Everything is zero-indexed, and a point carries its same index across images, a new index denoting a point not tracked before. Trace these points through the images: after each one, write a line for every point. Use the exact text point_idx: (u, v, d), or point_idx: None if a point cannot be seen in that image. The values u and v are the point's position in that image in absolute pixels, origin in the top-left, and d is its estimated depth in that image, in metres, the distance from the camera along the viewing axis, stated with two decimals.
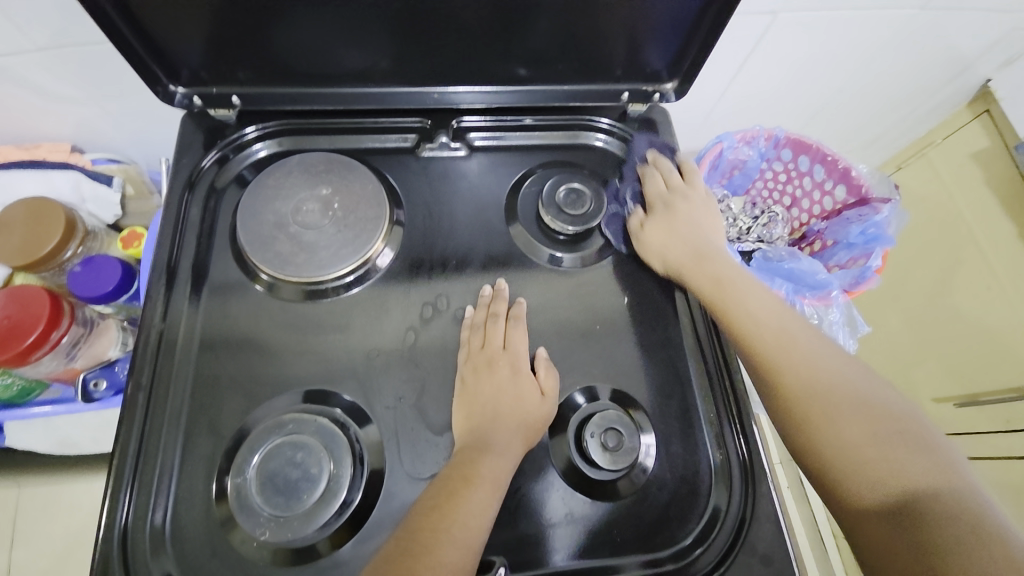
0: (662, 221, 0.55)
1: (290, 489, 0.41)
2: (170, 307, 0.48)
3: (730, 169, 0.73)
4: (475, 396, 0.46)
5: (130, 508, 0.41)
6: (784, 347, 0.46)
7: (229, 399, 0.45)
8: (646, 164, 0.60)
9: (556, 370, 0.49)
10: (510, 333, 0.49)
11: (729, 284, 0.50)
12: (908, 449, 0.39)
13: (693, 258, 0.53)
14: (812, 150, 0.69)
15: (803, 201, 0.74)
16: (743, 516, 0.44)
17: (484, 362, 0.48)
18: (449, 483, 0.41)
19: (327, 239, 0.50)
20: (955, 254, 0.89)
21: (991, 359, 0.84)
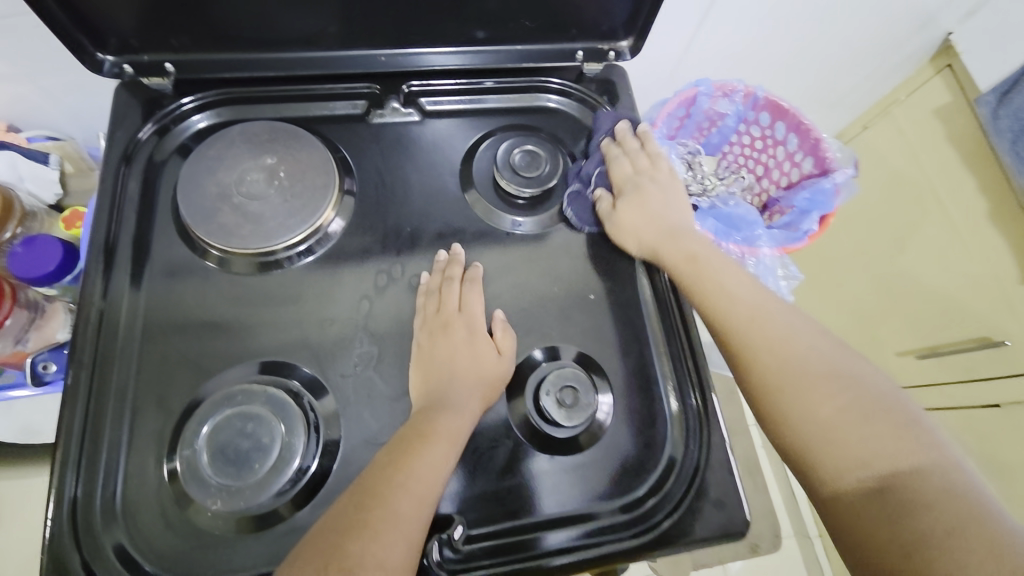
0: (633, 204, 0.54)
1: (241, 460, 0.41)
2: (111, 284, 0.46)
3: (707, 123, 0.69)
4: (430, 359, 0.46)
5: (78, 485, 0.40)
6: (762, 319, 0.45)
7: (178, 373, 0.45)
8: (610, 140, 0.57)
9: (513, 330, 0.49)
10: (465, 295, 0.49)
11: (703, 262, 0.49)
12: (885, 425, 0.38)
13: (669, 237, 0.52)
14: (789, 116, 0.65)
15: (774, 171, 0.70)
16: (698, 464, 0.45)
17: (439, 325, 0.47)
18: (404, 441, 0.41)
19: (273, 209, 0.49)
20: (918, 209, 0.89)
21: (953, 311, 0.86)
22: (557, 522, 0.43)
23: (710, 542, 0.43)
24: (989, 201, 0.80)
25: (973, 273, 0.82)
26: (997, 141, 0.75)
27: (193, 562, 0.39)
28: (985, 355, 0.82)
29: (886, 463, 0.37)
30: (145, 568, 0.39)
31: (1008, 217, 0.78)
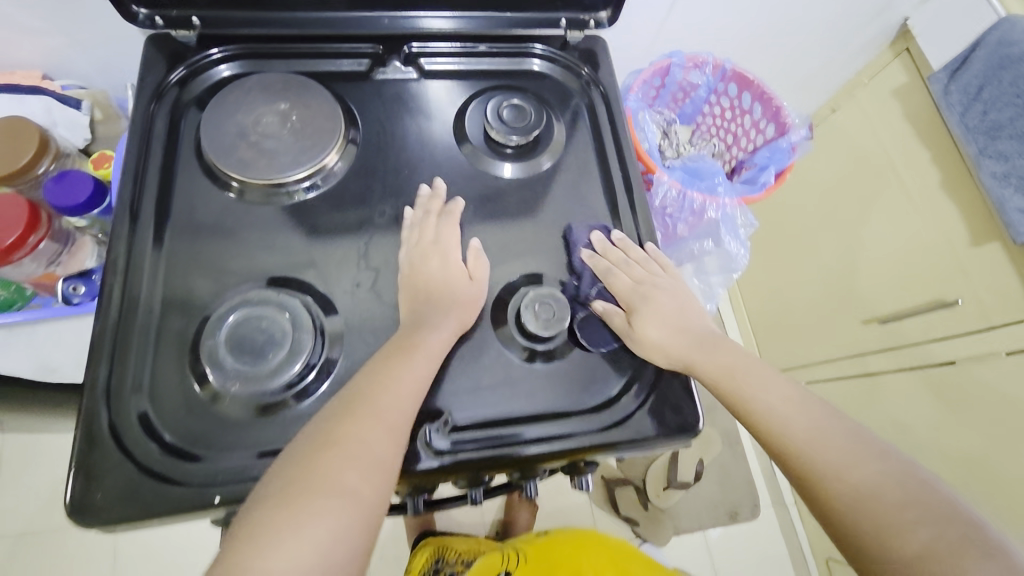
0: (648, 316, 0.54)
1: (257, 351, 0.47)
2: (140, 205, 0.52)
3: (681, 94, 0.76)
4: (411, 283, 0.52)
5: (112, 370, 0.46)
6: (823, 440, 0.46)
7: (199, 283, 0.50)
8: (591, 253, 0.56)
9: (485, 257, 0.55)
10: (442, 228, 0.55)
11: (740, 377, 0.51)
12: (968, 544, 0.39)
13: (704, 347, 0.53)
14: (753, 86, 0.71)
15: (742, 139, 0.76)
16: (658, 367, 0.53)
17: (420, 254, 0.53)
18: (391, 349, 0.47)
19: (286, 146, 0.55)
20: (881, 183, 0.96)
21: (911, 277, 0.93)
22: (534, 417, 0.50)
23: (667, 437, 0.50)
24: (941, 173, 0.87)
25: (928, 239, 0.89)
26: (948, 114, 0.82)
27: (213, 438, 0.45)
28: (938, 316, 0.88)
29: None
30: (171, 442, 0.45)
31: (959, 186, 0.85)
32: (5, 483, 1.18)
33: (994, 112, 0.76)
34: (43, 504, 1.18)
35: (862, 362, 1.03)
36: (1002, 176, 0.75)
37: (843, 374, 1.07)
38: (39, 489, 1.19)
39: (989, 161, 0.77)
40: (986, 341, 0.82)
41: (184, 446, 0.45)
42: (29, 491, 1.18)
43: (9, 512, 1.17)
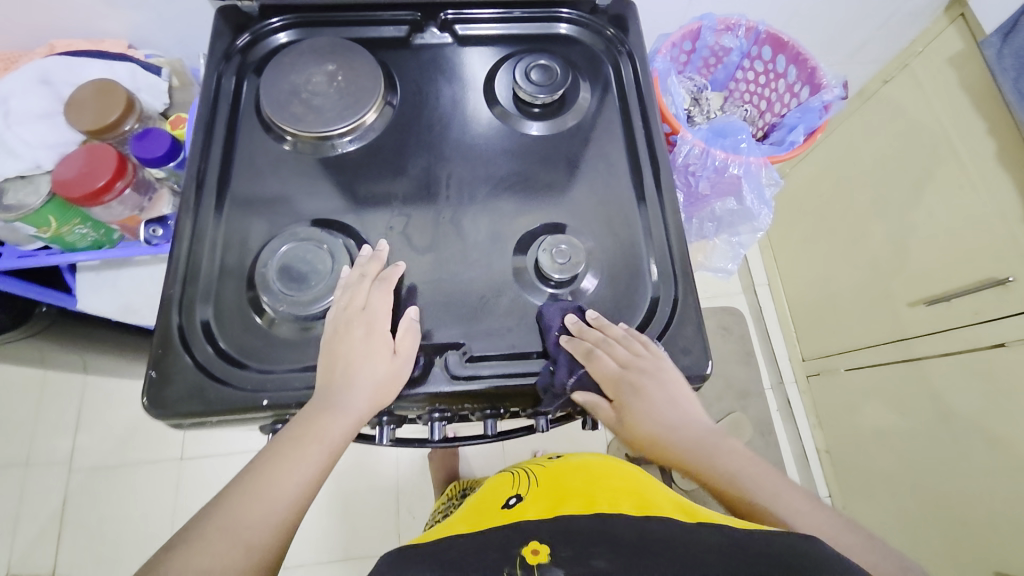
0: (635, 411, 0.51)
1: (301, 280, 0.52)
2: (208, 153, 0.59)
3: (713, 59, 0.76)
4: (331, 353, 0.50)
5: (183, 291, 0.53)
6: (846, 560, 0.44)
7: (255, 222, 0.57)
8: (567, 338, 0.52)
9: (416, 331, 0.52)
10: (375, 295, 0.52)
11: (749, 485, 0.49)
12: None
13: (709, 447, 0.51)
14: (788, 48, 0.70)
15: (776, 104, 0.76)
16: (671, 314, 0.55)
17: (343, 323, 0.51)
18: (292, 437, 0.48)
19: (332, 103, 0.60)
20: (931, 157, 0.91)
21: (962, 256, 0.88)
22: (542, 357, 0.53)
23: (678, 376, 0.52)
24: (996, 144, 0.82)
25: (981, 213, 0.84)
26: (1001, 80, 0.77)
27: (264, 353, 0.52)
28: (989, 295, 0.83)
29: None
30: (229, 353, 0.52)
31: (1015, 157, 0.80)
32: (85, 422, 1.34)
33: None
34: (117, 443, 1.33)
35: (907, 346, 0.99)
36: None
37: (887, 359, 1.03)
38: (114, 430, 1.34)
39: None
40: None
41: (240, 357, 0.52)
42: (106, 431, 1.34)
43: (88, 448, 1.33)
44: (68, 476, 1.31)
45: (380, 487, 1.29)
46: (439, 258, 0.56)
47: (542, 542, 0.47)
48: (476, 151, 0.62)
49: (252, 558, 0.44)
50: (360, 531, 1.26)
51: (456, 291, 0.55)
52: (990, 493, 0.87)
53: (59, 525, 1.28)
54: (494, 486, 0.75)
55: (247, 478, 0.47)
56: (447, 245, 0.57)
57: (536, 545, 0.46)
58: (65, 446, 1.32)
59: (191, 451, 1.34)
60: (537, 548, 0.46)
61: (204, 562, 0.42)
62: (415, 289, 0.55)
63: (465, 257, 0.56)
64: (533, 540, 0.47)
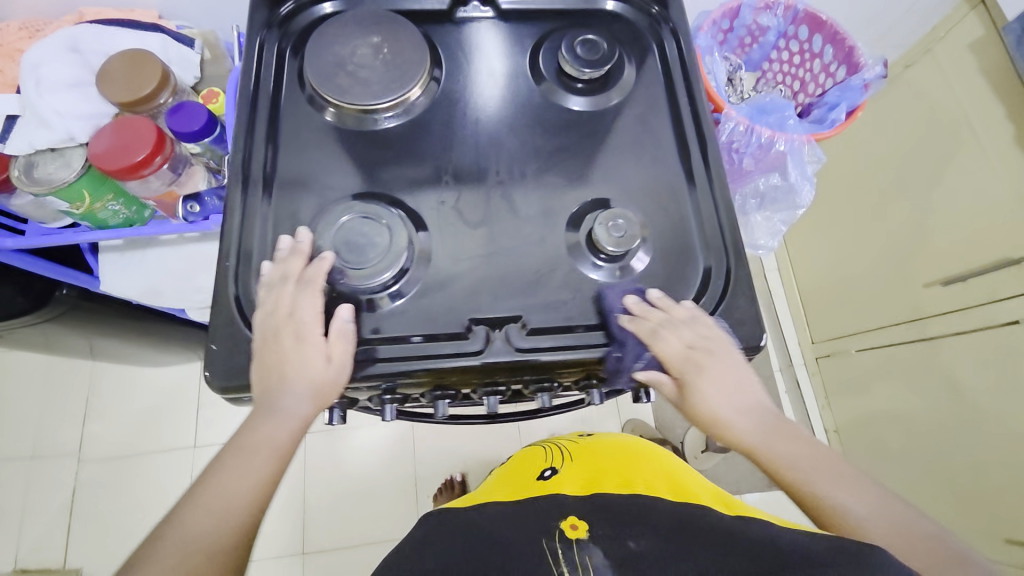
0: (701, 389, 0.52)
1: (358, 251, 0.51)
2: (254, 126, 0.58)
3: (749, 39, 0.76)
4: (262, 363, 0.49)
5: (237, 267, 0.53)
6: (889, 535, 0.47)
7: (305, 196, 0.56)
8: (629, 319, 0.53)
9: (349, 334, 0.50)
10: (300, 298, 0.50)
11: (800, 465, 0.51)
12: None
13: (764, 427, 0.52)
14: (826, 28, 0.71)
15: (810, 84, 0.76)
16: (724, 286, 0.55)
17: (270, 331, 0.49)
18: (239, 446, 0.48)
19: (378, 76, 0.59)
20: (954, 140, 0.93)
21: (980, 236, 0.91)
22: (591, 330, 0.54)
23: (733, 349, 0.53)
24: (1017, 127, 0.85)
25: (1000, 194, 0.88)
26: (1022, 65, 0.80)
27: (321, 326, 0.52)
28: (1008, 273, 0.86)
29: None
30: None
31: None
32: (95, 411, 1.30)
33: None
34: (128, 432, 1.30)
35: (922, 326, 1.02)
36: None
37: (901, 339, 1.07)
38: (124, 418, 1.31)
39: None
40: None
41: None
42: (117, 419, 1.31)
43: (97, 438, 1.29)
44: (77, 467, 1.26)
45: (399, 471, 1.30)
46: (492, 232, 0.56)
47: (580, 519, 0.54)
48: (523, 126, 0.61)
49: (215, 564, 0.43)
50: (378, 515, 1.26)
51: (509, 265, 0.55)
52: (1002, 464, 0.91)
53: (68, 517, 1.23)
54: (524, 457, 0.78)
55: (190, 497, 0.46)
56: (499, 220, 0.57)
57: (575, 521, 0.54)
58: (73, 437, 1.28)
59: (204, 439, 1.31)
60: (576, 523, 0.54)
61: (163, 574, 0.41)
62: (470, 263, 0.55)
63: (519, 231, 0.56)
64: (572, 515, 0.55)
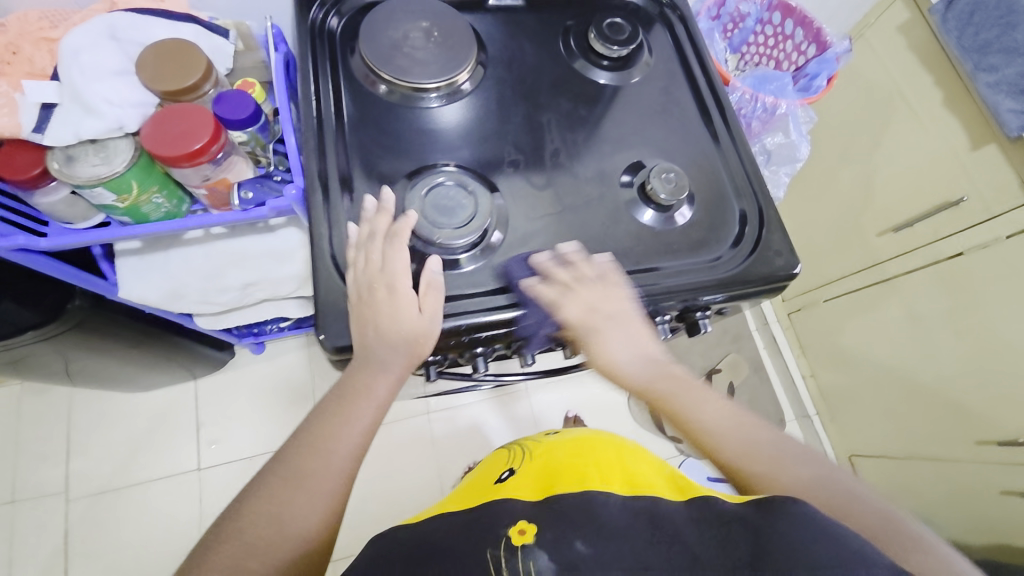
0: (600, 343, 0.58)
1: (448, 213, 0.56)
2: (320, 108, 0.61)
3: (733, 23, 0.88)
4: (360, 314, 0.53)
5: (331, 235, 0.56)
6: (751, 450, 0.56)
7: (381, 170, 0.60)
8: (536, 280, 0.56)
9: (438, 286, 0.54)
10: (388, 253, 0.54)
11: (681, 397, 0.59)
12: (852, 517, 0.51)
13: (653, 374, 0.59)
14: (796, 13, 0.82)
15: (784, 62, 0.88)
16: (760, 223, 0.64)
17: (366, 286, 0.53)
18: (342, 395, 0.55)
19: (433, 58, 0.63)
20: (892, 108, 1.11)
21: (921, 186, 1.08)
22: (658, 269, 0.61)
23: (778, 275, 0.61)
24: (943, 90, 1.03)
25: (933, 149, 1.05)
26: (947, 38, 0.97)
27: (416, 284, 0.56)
28: (948, 214, 1.04)
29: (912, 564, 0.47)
30: None
31: (958, 101, 1.01)
32: (78, 446, 1.22)
33: (985, 31, 0.92)
34: (120, 464, 1.22)
35: (880, 270, 1.19)
36: (994, 84, 0.91)
37: (862, 284, 1.23)
38: (112, 449, 1.22)
39: (982, 75, 0.93)
40: (989, 229, 0.98)
41: None
42: (106, 452, 1.22)
43: (84, 474, 1.20)
44: (66, 507, 1.18)
45: (420, 465, 1.31)
46: (558, 192, 0.62)
47: (529, 524, 0.52)
48: (567, 99, 0.68)
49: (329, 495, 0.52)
50: (405, 512, 1.26)
51: (578, 220, 0.61)
52: (957, 375, 1.08)
53: (61, 562, 1.14)
54: (489, 464, 0.76)
55: (308, 432, 0.55)
56: (562, 181, 0.63)
57: (524, 527, 0.52)
58: (56, 476, 1.19)
59: (208, 460, 1.24)
60: (524, 529, 0.51)
61: (278, 501, 0.50)
62: (544, 221, 0.61)
63: (580, 191, 0.63)
64: (521, 520, 0.53)
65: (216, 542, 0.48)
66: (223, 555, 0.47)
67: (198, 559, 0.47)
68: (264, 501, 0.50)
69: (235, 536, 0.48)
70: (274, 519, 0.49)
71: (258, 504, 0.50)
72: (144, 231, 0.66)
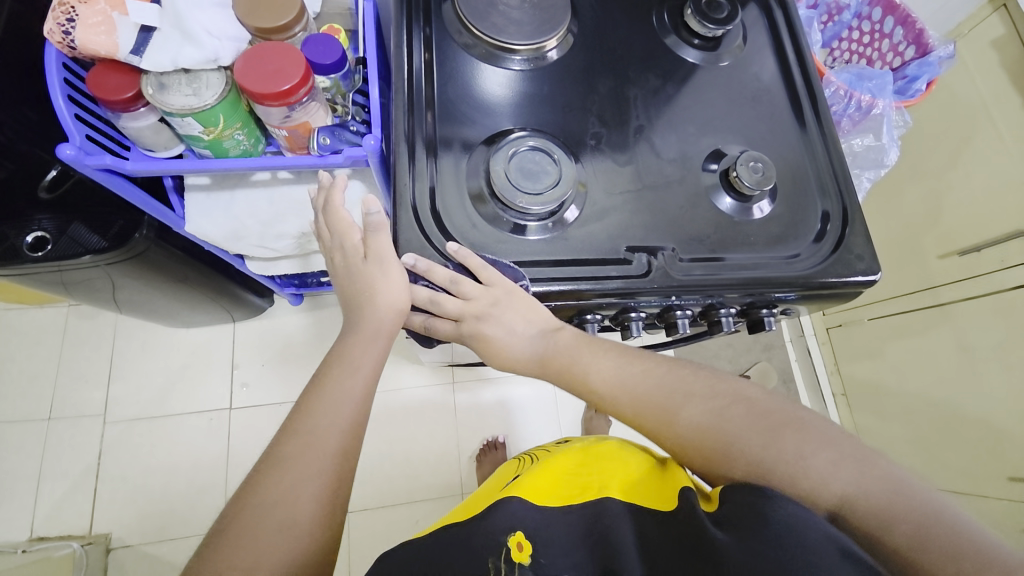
0: (488, 340, 0.56)
1: (532, 177, 0.56)
2: (412, 57, 0.61)
3: (829, 15, 0.83)
4: (336, 274, 0.61)
5: (412, 184, 0.56)
6: (642, 404, 0.53)
7: (464, 127, 0.59)
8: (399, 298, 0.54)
9: (380, 227, 0.56)
10: (332, 220, 0.60)
11: (571, 366, 0.55)
12: (753, 429, 0.48)
13: (540, 346, 0.56)
14: (899, 11, 0.79)
15: (877, 61, 0.84)
16: (842, 226, 0.62)
17: (331, 250, 0.61)
18: (339, 364, 0.56)
19: (528, 18, 0.63)
20: (972, 127, 1.07)
21: (993, 211, 1.03)
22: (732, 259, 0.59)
23: (857, 279, 0.59)
24: None
25: (1013, 174, 1.00)
26: None
27: (489, 245, 0.56)
28: (1018, 243, 0.99)
29: (828, 495, 0.44)
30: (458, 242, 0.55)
31: None
32: (119, 372, 1.26)
33: None
34: (156, 394, 1.26)
35: (934, 294, 1.14)
36: None
37: (912, 306, 1.19)
38: (150, 380, 1.27)
39: None
40: None
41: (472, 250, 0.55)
42: (143, 381, 1.27)
43: (122, 400, 1.25)
44: (102, 429, 1.23)
45: (441, 432, 1.33)
46: (639, 169, 0.61)
47: (525, 537, 0.47)
48: (655, 76, 0.66)
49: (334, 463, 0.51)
50: (423, 475, 1.29)
51: (656, 200, 0.60)
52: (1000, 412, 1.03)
53: (94, 479, 1.20)
54: (502, 473, 0.73)
55: (312, 402, 0.54)
56: (644, 158, 0.62)
57: (521, 541, 0.46)
58: (97, 398, 1.24)
59: (239, 402, 1.27)
60: (522, 543, 0.46)
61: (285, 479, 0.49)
62: (621, 198, 0.60)
63: (661, 171, 0.61)
64: (519, 532, 0.47)
65: (236, 504, 0.48)
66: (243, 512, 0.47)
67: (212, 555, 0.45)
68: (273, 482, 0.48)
69: (247, 504, 0.48)
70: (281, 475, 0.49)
71: (268, 479, 0.49)
72: (218, 166, 0.66)
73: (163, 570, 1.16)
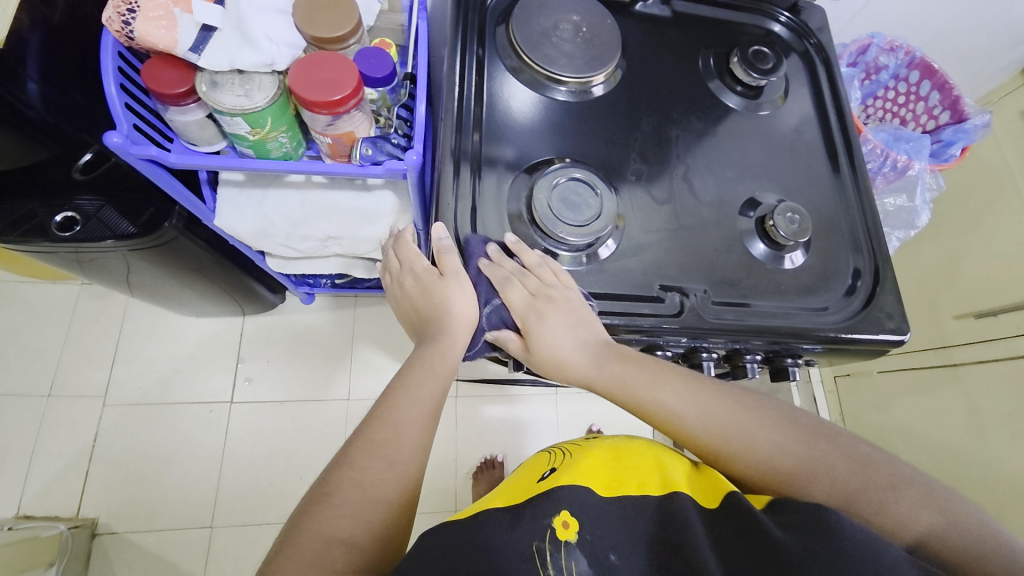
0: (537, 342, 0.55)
1: (574, 208, 0.56)
2: (463, 78, 0.62)
3: (867, 73, 0.84)
4: (403, 302, 0.61)
5: (455, 204, 0.56)
6: (721, 431, 0.52)
7: (507, 150, 0.60)
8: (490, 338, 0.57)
9: (448, 249, 0.55)
10: (404, 251, 0.62)
11: (635, 383, 0.54)
12: (847, 465, 0.47)
13: (602, 358, 0.55)
14: (937, 76, 0.80)
15: (912, 122, 0.87)
16: (872, 282, 0.62)
17: (397, 280, 0.62)
18: (416, 364, 0.56)
19: (578, 51, 0.64)
20: (997, 193, 1.10)
21: (1013, 277, 1.04)
22: (762, 305, 0.60)
23: (885, 338, 0.59)
24: None
25: None
26: None
27: None
28: None
29: (912, 522, 0.44)
30: None
31: None
32: (124, 355, 1.26)
33: None
34: (158, 380, 1.25)
35: (946, 354, 1.13)
36: None
37: (922, 364, 1.18)
38: (154, 367, 1.26)
39: None
40: None
41: None
42: (147, 366, 1.26)
43: (123, 384, 1.24)
44: (102, 411, 1.21)
45: (439, 446, 1.31)
46: (676, 209, 0.61)
47: (571, 516, 0.47)
48: (699, 119, 0.67)
49: (397, 469, 0.49)
50: None
51: (691, 240, 0.60)
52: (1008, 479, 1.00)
53: (87, 462, 1.18)
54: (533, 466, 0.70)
55: (390, 400, 0.54)
56: (681, 199, 0.62)
57: (567, 519, 0.46)
58: (98, 379, 1.23)
59: (241, 396, 1.26)
60: (566, 521, 0.46)
61: (358, 475, 0.47)
62: (658, 236, 0.60)
63: (697, 212, 0.62)
64: (564, 511, 0.47)
65: (303, 511, 0.45)
66: (316, 520, 0.44)
67: (282, 546, 0.43)
68: (347, 481, 0.47)
69: (316, 504, 0.45)
70: (356, 485, 0.47)
71: (342, 472, 0.48)
72: (261, 165, 0.67)
73: (146, 560, 1.14)
